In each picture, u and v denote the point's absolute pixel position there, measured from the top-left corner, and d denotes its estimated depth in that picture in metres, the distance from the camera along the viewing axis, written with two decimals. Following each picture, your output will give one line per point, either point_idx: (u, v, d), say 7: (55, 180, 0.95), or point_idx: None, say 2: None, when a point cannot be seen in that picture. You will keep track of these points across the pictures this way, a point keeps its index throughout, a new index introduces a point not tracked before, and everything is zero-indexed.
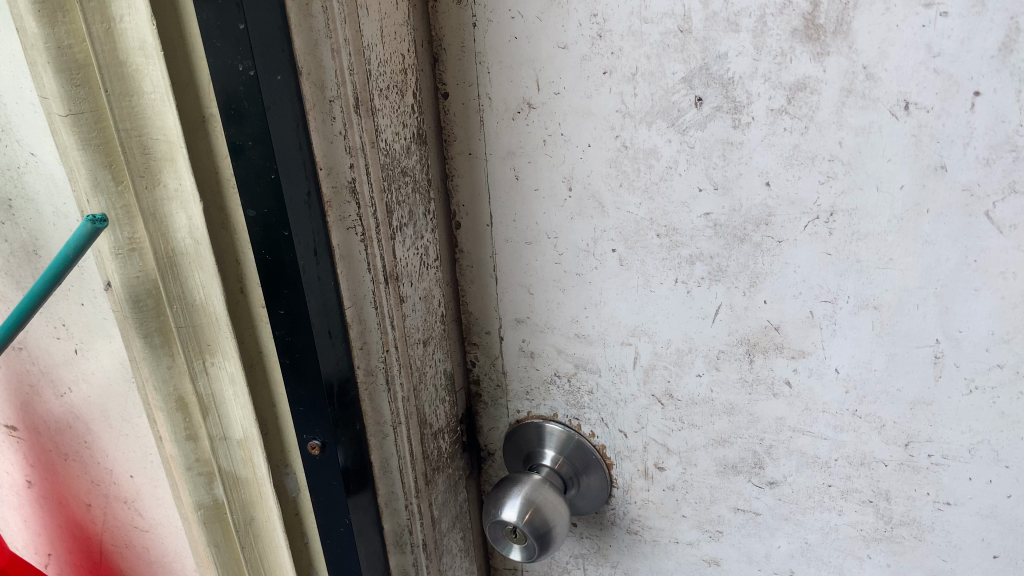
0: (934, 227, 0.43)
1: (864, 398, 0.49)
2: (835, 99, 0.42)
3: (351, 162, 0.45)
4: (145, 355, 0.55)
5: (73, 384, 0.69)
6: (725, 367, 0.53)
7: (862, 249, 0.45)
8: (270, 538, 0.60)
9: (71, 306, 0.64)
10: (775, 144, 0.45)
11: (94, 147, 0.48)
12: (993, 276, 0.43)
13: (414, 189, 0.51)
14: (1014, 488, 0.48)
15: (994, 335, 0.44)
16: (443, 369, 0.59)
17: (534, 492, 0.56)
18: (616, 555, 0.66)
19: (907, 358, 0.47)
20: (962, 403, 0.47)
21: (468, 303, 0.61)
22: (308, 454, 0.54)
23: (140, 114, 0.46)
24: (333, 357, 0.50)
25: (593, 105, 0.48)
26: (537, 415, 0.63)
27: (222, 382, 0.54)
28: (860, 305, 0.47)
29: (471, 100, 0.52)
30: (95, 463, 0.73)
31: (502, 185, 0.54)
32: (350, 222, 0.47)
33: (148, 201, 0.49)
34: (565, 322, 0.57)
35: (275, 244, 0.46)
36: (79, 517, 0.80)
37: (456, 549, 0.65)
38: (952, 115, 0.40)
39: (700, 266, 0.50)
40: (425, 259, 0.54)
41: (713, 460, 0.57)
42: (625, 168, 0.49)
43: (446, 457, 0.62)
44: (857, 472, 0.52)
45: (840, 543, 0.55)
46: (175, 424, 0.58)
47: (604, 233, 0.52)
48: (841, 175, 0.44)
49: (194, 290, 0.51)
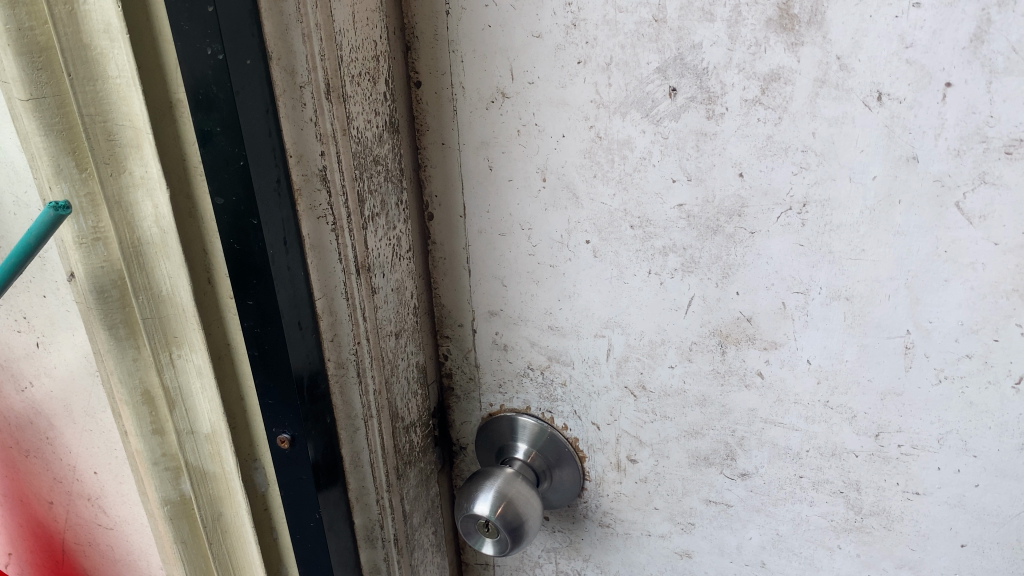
0: (905, 219, 0.43)
1: (836, 389, 0.50)
2: (809, 89, 0.42)
3: (322, 149, 0.44)
4: (109, 348, 0.54)
5: (34, 379, 0.67)
6: (697, 359, 0.53)
7: (834, 240, 0.45)
8: (238, 535, 0.59)
9: (33, 298, 0.62)
10: (749, 135, 0.45)
11: (57, 133, 0.47)
12: (962, 267, 0.43)
13: (386, 178, 0.50)
14: (982, 477, 0.48)
15: (963, 325, 0.45)
16: (416, 362, 0.58)
17: (507, 485, 0.56)
18: (588, 549, 0.66)
19: (878, 349, 0.47)
20: (931, 392, 0.47)
21: (441, 295, 0.60)
22: (277, 448, 0.54)
23: (105, 99, 0.45)
24: (303, 349, 0.49)
25: (567, 95, 0.48)
26: (510, 408, 0.63)
27: (188, 375, 0.53)
28: (832, 296, 0.47)
29: (444, 89, 0.51)
30: (57, 460, 0.72)
31: (476, 175, 0.53)
32: (320, 211, 0.46)
33: (113, 188, 0.47)
34: (538, 314, 0.57)
35: (243, 232, 0.45)
36: (40, 515, 0.78)
37: (428, 544, 0.65)
38: (924, 106, 0.40)
39: (673, 257, 0.50)
40: (397, 250, 0.53)
41: (686, 451, 0.57)
42: (599, 159, 0.49)
43: (418, 450, 0.61)
44: (829, 463, 0.52)
45: (811, 534, 0.56)
46: (141, 418, 0.56)
47: (578, 224, 0.52)
48: (815, 165, 0.44)
49: (160, 281, 0.50)
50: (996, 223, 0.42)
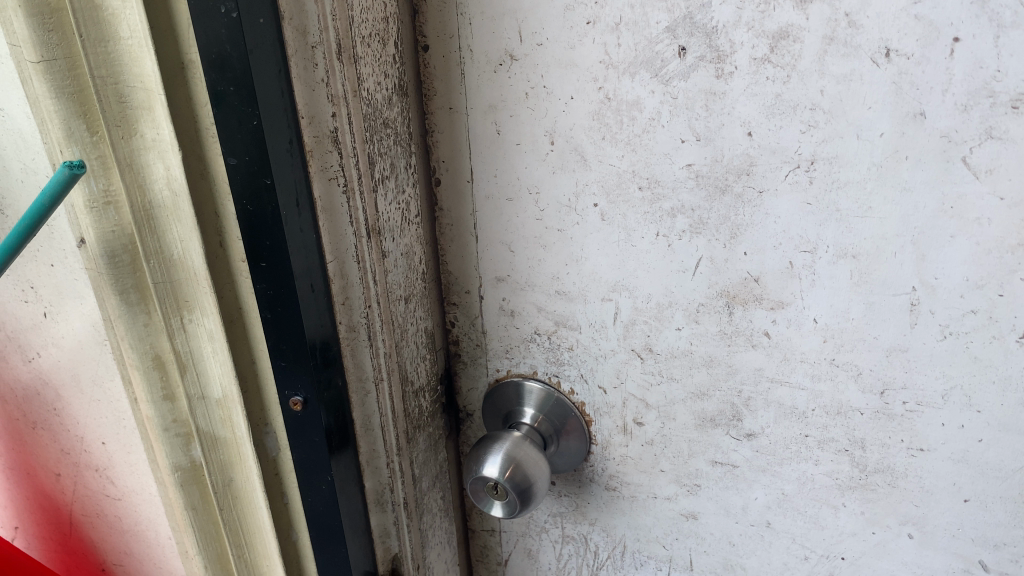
0: (912, 174, 0.44)
1: (841, 347, 0.50)
2: (817, 47, 0.43)
3: (334, 110, 0.44)
4: (120, 313, 0.54)
5: (41, 349, 0.67)
6: (704, 321, 0.53)
7: (842, 197, 0.46)
8: (249, 499, 0.60)
9: (40, 267, 0.62)
10: (758, 93, 0.45)
11: (68, 95, 0.47)
12: (968, 222, 0.44)
13: (395, 141, 0.50)
14: (985, 432, 0.49)
15: (968, 281, 0.45)
16: (424, 327, 0.59)
17: (514, 449, 0.57)
18: (594, 512, 0.67)
19: (884, 306, 0.48)
20: (936, 349, 0.48)
21: (448, 262, 0.61)
22: (289, 411, 0.54)
23: (116, 61, 0.45)
24: (316, 312, 0.50)
25: (576, 56, 0.48)
26: (516, 373, 0.63)
27: (200, 339, 0.54)
28: (839, 255, 0.48)
29: (451, 52, 0.51)
30: (64, 431, 0.72)
31: (483, 140, 0.54)
32: (332, 173, 0.46)
33: (125, 151, 0.48)
34: (546, 279, 0.57)
35: (257, 193, 0.45)
36: (47, 488, 0.79)
37: (436, 509, 0.66)
38: (932, 60, 0.41)
39: (681, 218, 0.50)
40: (406, 214, 0.53)
41: (692, 413, 0.58)
42: (608, 121, 0.49)
43: (427, 416, 0.62)
44: (834, 421, 0.53)
45: (816, 493, 0.56)
46: (152, 384, 0.57)
47: (586, 187, 0.52)
48: (823, 124, 0.44)
49: (171, 244, 0.50)
50: (1002, 178, 0.42)
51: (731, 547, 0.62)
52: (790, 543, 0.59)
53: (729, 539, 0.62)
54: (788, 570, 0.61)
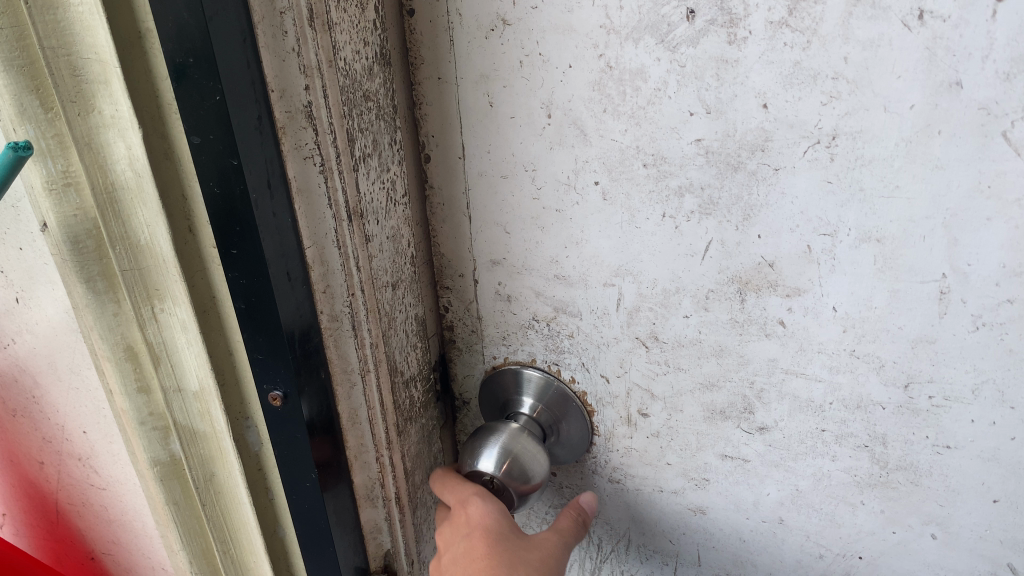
0: (946, 150, 0.39)
1: (862, 338, 0.47)
2: (841, 9, 0.38)
3: (307, 83, 0.41)
4: (88, 302, 0.51)
5: (16, 336, 0.64)
6: (714, 308, 0.50)
7: (866, 175, 0.42)
8: (232, 495, 0.57)
9: (9, 251, 0.59)
10: (774, 61, 0.41)
11: (17, 69, 0.44)
12: (1007, 204, 0.40)
13: (377, 115, 0.46)
14: (1018, 430, 0.45)
15: (1004, 268, 0.41)
16: (414, 314, 0.55)
17: (512, 442, 0.53)
18: (597, 505, 0.64)
19: (911, 294, 0.44)
20: (967, 340, 0.44)
21: (440, 244, 0.57)
22: (269, 406, 0.50)
23: (66, 29, 0.41)
24: (293, 302, 0.46)
25: (575, 20, 0.44)
26: (514, 361, 0.60)
27: (173, 330, 0.50)
28: (861, 238, 0.44)
29: (439, 17, 0.47)
30: (45, 419, 0.69)
31: (474, 113, 0.50)
32: (307, 151, 0.42)
33: (82, 129, 0.44)
34: (543, 262, 0.53)
35: (224, 174, 0.41)
36: (32, 476, 0.76)
37: (429, 502, 0.63)
38: (970, 24, 0.36)
39: (690, 198, 0.46)
40: (392, 194, 0.50)
41: (700, 405, 0.54)
42: (609, 91, 0.45)
43: (418, 406, 0.58)
44: (854, 416, 0.49)
45: (833, 490, 0.53)
46: (125, 375, 0.54)
47: (586, 164, 0.48)
48: (845, 95, 0.40)
49: (138, 229, 0.47)
50: None
51: (742, 543, 0.59)
52: (804, 541, 0.56)
53: (740, 534, 0.58)
54: (802, 567, 0.58)
